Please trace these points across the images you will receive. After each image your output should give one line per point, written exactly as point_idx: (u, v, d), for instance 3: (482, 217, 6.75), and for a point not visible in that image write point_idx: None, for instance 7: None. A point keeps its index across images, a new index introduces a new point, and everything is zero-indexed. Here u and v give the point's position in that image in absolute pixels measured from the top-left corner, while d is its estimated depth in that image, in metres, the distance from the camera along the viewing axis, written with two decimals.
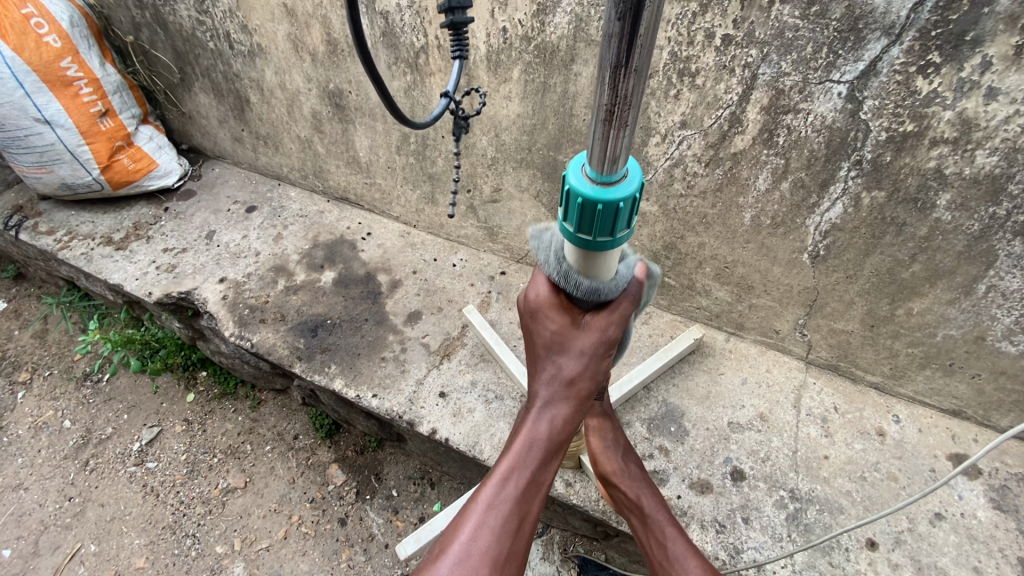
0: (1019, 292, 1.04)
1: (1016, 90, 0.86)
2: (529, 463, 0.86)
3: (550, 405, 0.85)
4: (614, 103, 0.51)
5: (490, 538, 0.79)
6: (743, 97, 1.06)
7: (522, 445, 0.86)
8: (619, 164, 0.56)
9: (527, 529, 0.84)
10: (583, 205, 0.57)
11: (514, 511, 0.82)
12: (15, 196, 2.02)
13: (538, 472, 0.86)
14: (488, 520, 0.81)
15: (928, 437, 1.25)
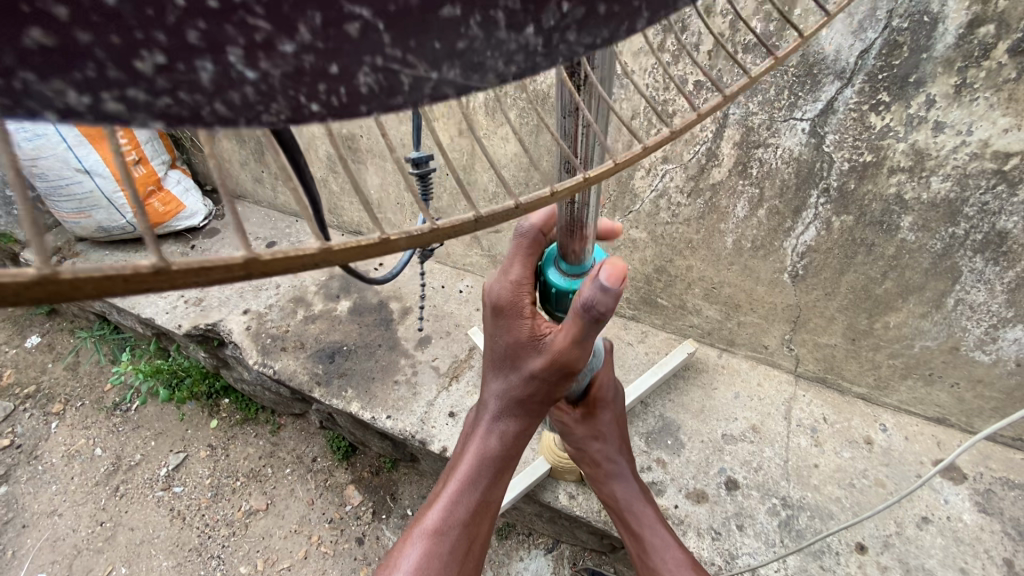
0: (985, 305, 1.12)
1: (959, 124, 0.95)
2: (479, 480, 0.96)
3: (498, 421, 0.95)
4: (573, 227, 0.74)
5: (437, 565, 0.89)
6: (717, 133, 1.17)
7: (471, 469, 0.96)
8: (584, 259, 0.81)
9: (477, 544, 0.96)
10: (561, 292, 0.83)
11: (463, 531, 0.93)
12: (54, 238, 2.18)
13: (487, 490, 0.97)
14: (439, 544, 0.91)
15: (913, 445, 1.31)
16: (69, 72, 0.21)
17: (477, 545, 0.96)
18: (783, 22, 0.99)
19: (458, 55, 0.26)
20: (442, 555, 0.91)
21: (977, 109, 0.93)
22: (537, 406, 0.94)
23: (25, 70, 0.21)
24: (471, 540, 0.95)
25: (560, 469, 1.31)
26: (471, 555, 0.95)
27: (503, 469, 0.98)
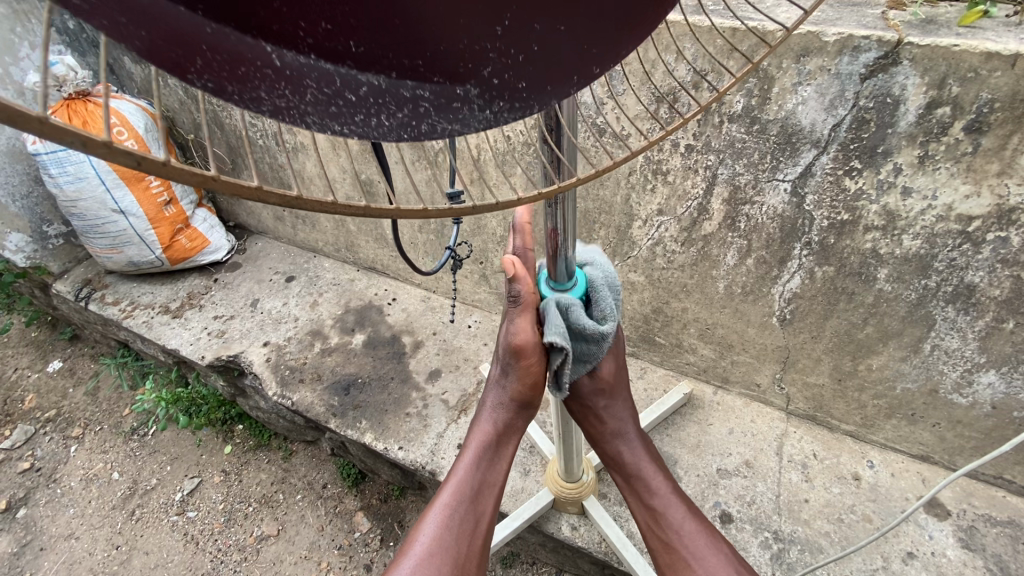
0: (959, 351, 1.20)
1: (925, 189, 1.06)
2: (480, 463, 0.99)
3: (498, 410, 1.00)
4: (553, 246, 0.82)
5: (448, 537, 0.94)
6: (707, 191, 1.28)
7: (473, 452, 1.00)
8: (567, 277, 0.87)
9: (483, 529, 0.97)
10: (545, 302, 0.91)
11: (469, 510, 0.96)
12: (84, 271, 2.31)
13: (489, 473, 0.99)
14: (446, 521, 0.95)
15: (899, 481, 1.38)
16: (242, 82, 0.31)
17: (483, 526, 0.97)
18: (764, 97, 1.10)
19: (461, 118, 0.37)
20: (450, 531, 0.94)
21: (940, 177, 1.03)
22: (528, 396, 0.97)
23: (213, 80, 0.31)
24: (478, 521, 0.96)
25: (562, 500, 1.38)
26: (479, 536, 0.96)
27: (505, 450, 1.01)
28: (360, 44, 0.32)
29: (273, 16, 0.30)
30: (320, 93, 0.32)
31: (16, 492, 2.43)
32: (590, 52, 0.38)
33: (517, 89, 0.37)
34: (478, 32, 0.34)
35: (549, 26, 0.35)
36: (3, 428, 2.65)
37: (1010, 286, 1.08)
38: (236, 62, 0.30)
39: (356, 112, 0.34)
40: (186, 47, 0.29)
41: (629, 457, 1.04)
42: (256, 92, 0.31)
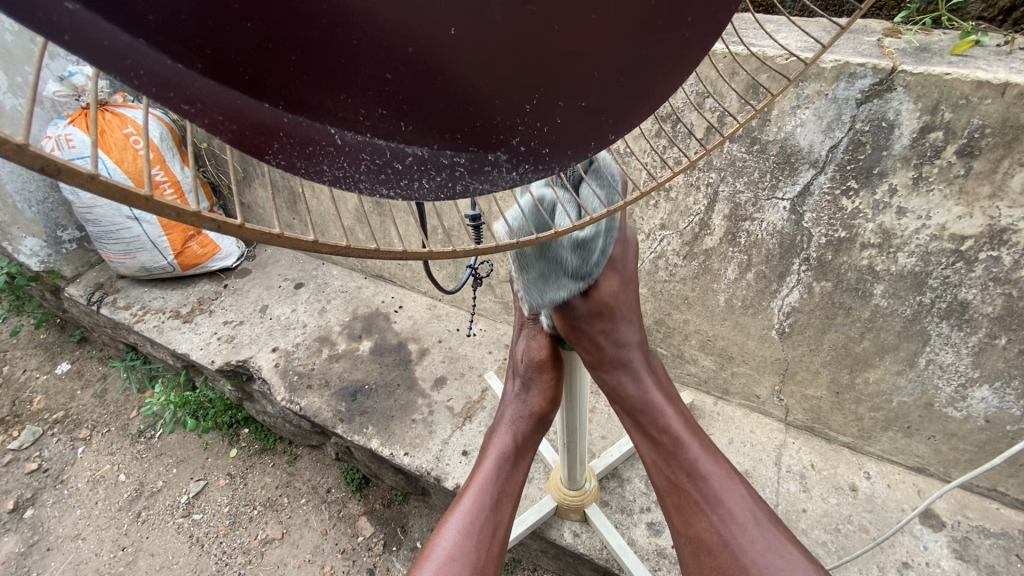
0: (953, 366, 1.23)
1: (919, 210, 1.10)
2: (498, 475, 1.04)
3: (515, 422, 1.08)
4: None
5: (469, 542, 0.96)
6: (709, 207, 1.32)
7: (492, 462, 1.05)
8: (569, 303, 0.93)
9: (501, 537, 1.00)
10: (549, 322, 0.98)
11: (489, 518, 0.99)
12: (97, 275, 2.35)
13: (507, 482, 1.04)
14: (467, 528, 0.98)
15: (895, 492, 1.41)
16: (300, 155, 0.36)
17: (500, 536, 1.00)
18: (764, 119, 1.14)
19: (491, 177, 0.42)
20: (470, 539, 0.96)
21: (933, 198, 1.07)
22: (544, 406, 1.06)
23: (276, 158, 0.35)
24: (496, 529, 1.00)
25: (564, 507, 1.41)
26: (497, 544, 0.99)
27: (521, 461, 1.07)
28: (410, 123, 0.38)
29: (339, 106, 0.36)
30: (372, 163, 0.39)
31: (24, 493, 2.46)
32: (603, 122, 0.44)
33: (541, 153, 0.43)
34: (508, 109, 0.40)
35: (570, 102, 0.42)
36: (11, 429, 2.69)
37: (1002, 303, 1.12)
38: (307, 143, 0.36)
39: (402, 177, 0.40)
40: (271, 133, 0.35)
41: (633, 392, 0.97)
42: (319, 166, 0.37)
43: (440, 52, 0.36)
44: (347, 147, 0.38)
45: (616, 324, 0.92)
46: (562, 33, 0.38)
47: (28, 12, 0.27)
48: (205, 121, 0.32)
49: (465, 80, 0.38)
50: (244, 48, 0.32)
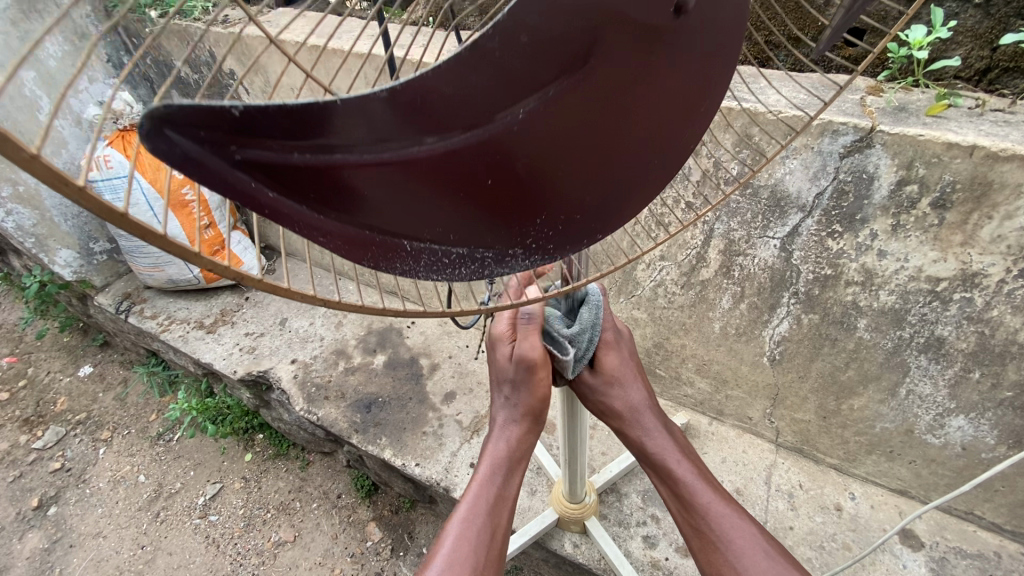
0: (931, 397, 1.32)
1: (897, 253, 1.19)
2: (495, 481, 1.11)
3: (507, 427, 1.13)
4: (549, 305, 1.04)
5: (469, 546, 1.04)
6: (705, 242, 1.42)
7: (488, 468, 1.11)
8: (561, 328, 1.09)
9: (499, 539, 1.08)
10: None
11: (486, 523, 1.06)
12: (125, 285, 2.47)
13: (504, 487, 1.11)
14: (467, 533, 1.05)
15: (878, 513, 1.49)
16: (380, 258, 0.45)
17: (501, 538, 1.08)
18: (755, 167, 1.24)
19: (509, 263, 0.51)
20: (471, 543, 1.04)
21: (911, 244, 1.16)
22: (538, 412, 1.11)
23: (367, 262, 0.45)
24: (496, 531, 1.07)
25: (566, 519, 1.50)
26: (497, 546, 1.07)
27: (518, 468, 1.13)
28: (458, 239, 0.47)
29: (412, 227, 0.44)
30: (431, 261, 0.47)
31: (48, 491, 2.58)
32: (596, 225, 0.52)
33: (547, 248, 0.51)
34: (526, 220, 0.48)
35: (578, 216, 0.50)
36: (36, 429, 2.81)
37: (975, 340, 1.21)
38: (390, 251, 0.45)
39: (450, 269, 0.48)
40: (357, 247, 0.44)
41: (654, 450, 1.06)
42: (393, 263, 0.46)
43: (487, 195, 0.45)
44: (412, 252, 0.46)
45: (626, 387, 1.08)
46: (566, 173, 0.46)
47: (219, 184, 0.36)
48: (329, 245, 0.43)
49: (498, 203, 0.45)
50: (345, 193, 0.41)
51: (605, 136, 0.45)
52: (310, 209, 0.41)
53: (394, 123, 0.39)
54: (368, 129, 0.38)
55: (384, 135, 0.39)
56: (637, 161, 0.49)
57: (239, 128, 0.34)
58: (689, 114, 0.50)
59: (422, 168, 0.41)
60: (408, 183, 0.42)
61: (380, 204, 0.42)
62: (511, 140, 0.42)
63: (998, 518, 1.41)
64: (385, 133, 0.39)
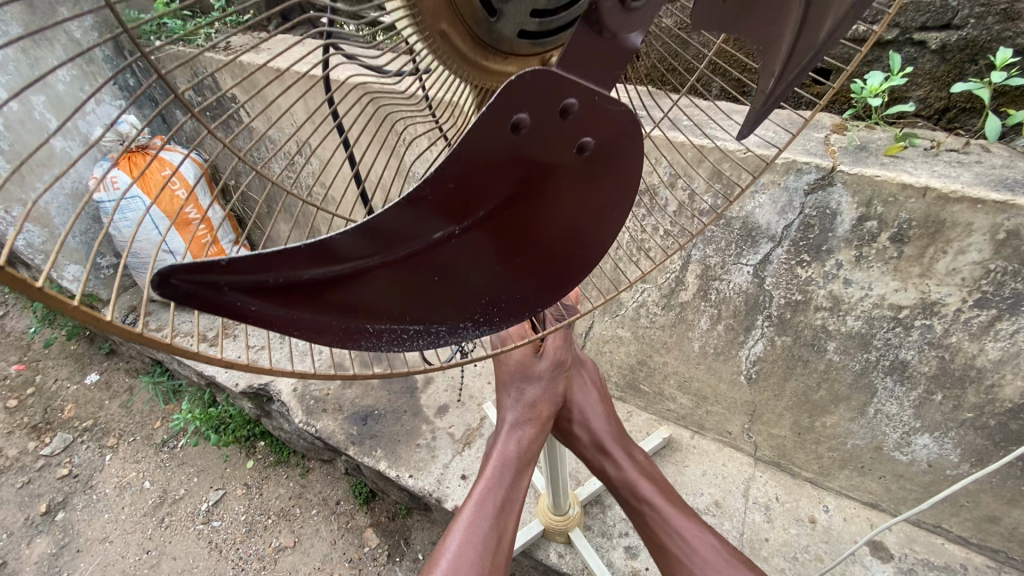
0: (897, 416, 1.39)
1: (861, 282, 1.25)
2: (503, 482, 1.13)
3: (518, 428, 1.17)
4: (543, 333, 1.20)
5: (474, 551, 1.04)
6: (683, 267, 1.49)
7: (495, 468, 1.14)
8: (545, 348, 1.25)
9: (505, 546, 1.09)
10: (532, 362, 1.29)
11: (492, 527, 1.08)
12: (131, 298, 2.55)
13: (511, 489, 1.14)
14: (472, 538, 1.05)
15: (851, 525, 1.56)
16: (349, 340, 0.57)
17: (505, 541, 1.09)
18: (728, 200, 1.30)
19: (460, 332, 0.62)
20: (477, 548, 1.05)
21: (873, 274, 1.23)
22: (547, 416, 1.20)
23: (340, 344, 0.57)
24: (500, 536, 1.08)
25: (551, 531, 1.57)
26: (501, 551, 1.07)
27: (524, 471, 1.16)
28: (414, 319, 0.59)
29: (373, 316, 0.56)
30: (390, 337, 0.59)
31: (56, 497, 2.66)
32: (533, 301, 0.64)
33: (492, 320, 0.63)
34: (469, 303, 0.60)
35: (516, 295, 0.61)
36: (44, 435, 2.90)
37: (936, 364, 1.27)
38: (355, 334, 0.57)
39: (407, 340, 0.60)
40: (329, 334, 0.55)
41: (613, 474, 1.20)
42: (360, 341, 0.58)
43: (433, 288, 0.56)
44: (375, 331, 0.58)
45: (588, 418, 1.24)
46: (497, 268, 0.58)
47: (217, 310, 0.46)
48: (308, 336, 0.54)
49: (443, 293, 0.57)
50: (318, 301, 0.52)
51: (530, 240, 0.57)
52: (295, 315, 0.51)
53: (351, 249, 0.49)
54: (335, 257, 0.49)
55: (348, 259, 0.50)
56: (562, 255, 0.60)
57: (231, 275, 0.44)
58: (616, 220, 0.59)
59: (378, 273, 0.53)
60: (368, 285, 0.53)
61: (346, 301, 0.53)
62: (446, 252, 0.54)
63: (965, 532, 1.47)
64: (347, 257, 0.49)
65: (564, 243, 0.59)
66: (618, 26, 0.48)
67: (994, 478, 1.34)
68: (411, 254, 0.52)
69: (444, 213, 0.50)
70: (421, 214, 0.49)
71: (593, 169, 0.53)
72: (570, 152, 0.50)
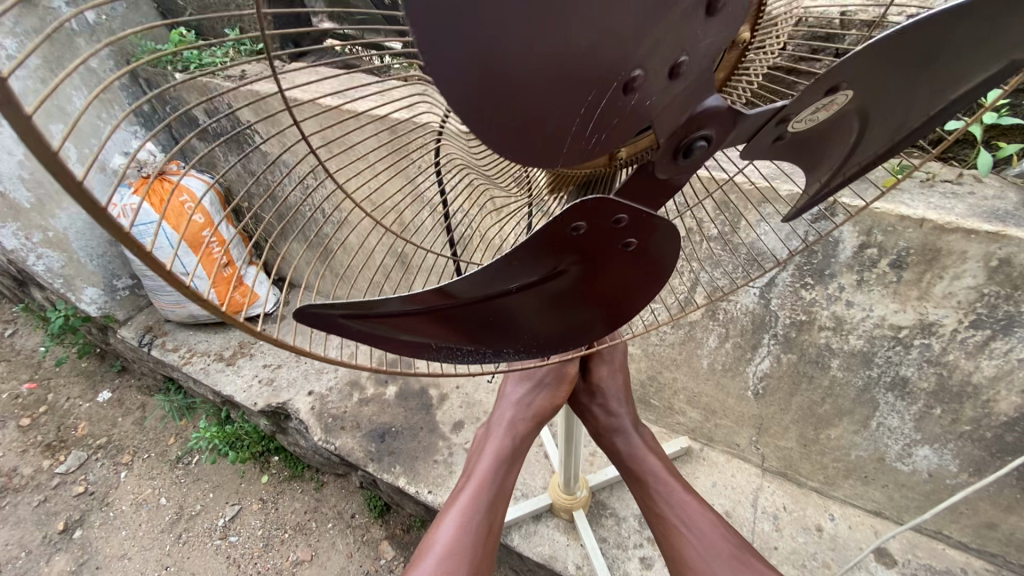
0: (898, 429, 1.46)
1: (863, 304, 1.32)
2: (497, 476, 1.19)
3: (515, 425, 1.25)
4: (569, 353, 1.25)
5: (466, 538, 1.10)
6: (691, 288, 1.56)
7: (490, 461, 1.20)
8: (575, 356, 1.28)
9: (493, 537, 1.14)
10: None
11: (485, 517, 1.14)
12: (145, 318, 2.59)
13: (504, 482, 1.20)
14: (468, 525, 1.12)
15: (856, 532, 1.63)
16: (415, 351, 0.68)
17: (493, 530, 1.15)
18: (735, 227, 1.37)
19: (504, 356, 0.72)
20: (472, 534, 1.11)
21: (874, 297, 1.30)
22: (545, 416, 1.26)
23: (407, 353, 0.69)
24: (492, 524, 1.14)
25: (558, 506, 1.68)
26: (492, 540, 1.14)
27: (515, 466, 1.22)
28: (469, 343, 0.69)
29: (435, 338, 0.67)
30: (448, 353, 0.70)
31: (73, 514, 2.70)
32: (568, 340, 0.72)
33: (533, 347, 0.72)
34: (514, 334, 0.69)
35: (554, 333, 0.70)
36: (59, 453, 2.94)
37: (935, 380, 1.34)
38: (418, 347, 0.68)
39: (460, 356, 0.71)
40: (400, 349, 0.68)
41: (624, 451, 1.26)
42: (423, 353, 0.69)
43: (486, 322, 0.65)
44: (434, 346, 0.68)
45: (608, 402, 1.28)
46: (541, 311, 0.66)
47: (316, 321, 0.58)
48: (379, 346, 0.66)
49: (491, 326, 0.66)
50: (390, 325, 0.62)
51: (570, 296, 0.64)
52: (371, 332, 0.63)
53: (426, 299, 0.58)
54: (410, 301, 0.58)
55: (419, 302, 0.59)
56: (596, 312, 0.68)
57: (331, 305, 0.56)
58: (644, 292, 0.65)
59: (440, 316, 0.62)
60: (433, 322, 0.63)
61: (414, 326, 0.63)
62: (501, 298, 0.62)
63: (965, 537, 1.54)
64: (423, 302, 0.59)
65: (601, 304, 0.66)
66: (669, 171, 0.54)
67: (991, 486, 1.41)
68: (470, 300, 0.60)
69: (504, 276, 0.58)
70: (486, 279, 0.57)
71: (636, 255, 0.60)
72: (616, 243, 0.57)
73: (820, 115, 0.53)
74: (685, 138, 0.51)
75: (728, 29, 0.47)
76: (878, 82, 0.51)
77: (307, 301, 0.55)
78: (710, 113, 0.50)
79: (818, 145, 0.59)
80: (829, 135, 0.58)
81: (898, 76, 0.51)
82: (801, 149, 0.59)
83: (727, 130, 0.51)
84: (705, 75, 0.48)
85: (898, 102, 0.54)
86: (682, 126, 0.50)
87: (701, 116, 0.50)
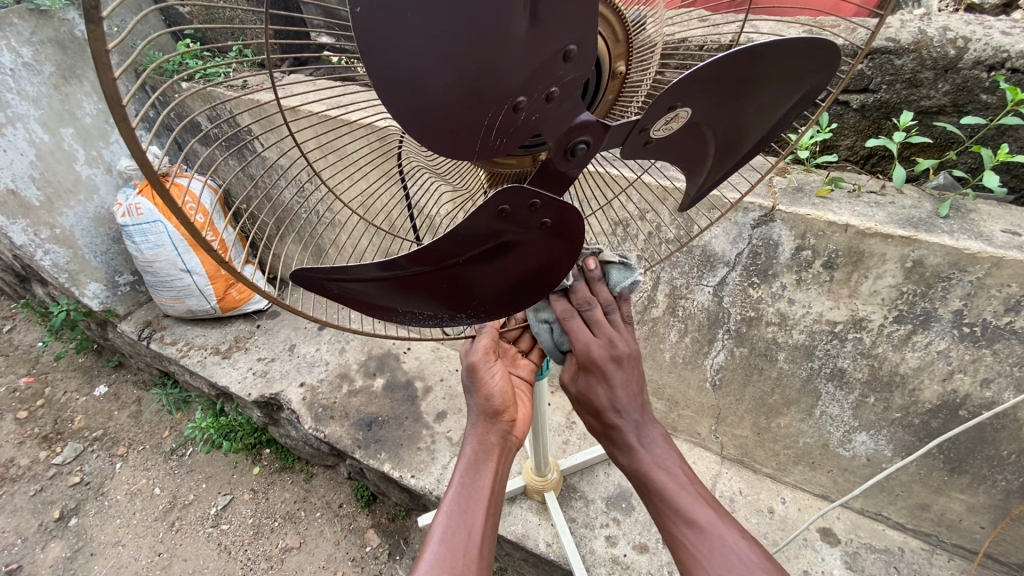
0: (839, 416, 1.60)
1: (801, 301, 1.47)
2: (464, 476, 1.06)
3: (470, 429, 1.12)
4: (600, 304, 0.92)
5: (448, 551, 0.95)
6: (653, 285, 1.71)
7: (460, 469, 1.07)
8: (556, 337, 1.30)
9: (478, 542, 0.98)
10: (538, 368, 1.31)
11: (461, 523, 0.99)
12: (144, 313, 2.71)
13: (476, 484, 1.04)
14: (445, 535, 0.98)
15: (804, 514, 1.77)
16: (384, 313, 0.83)
17: (476, 539, 0.97)
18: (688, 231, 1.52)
19: (457, 320, 0.88)
20: (450, 544, 0.96)
21: (811, 295, 1.45)
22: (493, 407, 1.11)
23: (376, 314, 0.82)
24: (471, 529, 0.98)
25: (530, 488, 1.81)
26: (477, 549, 0.97)
27: (487, 468, 1.07)
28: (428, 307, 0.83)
29: (399, 302, 0.81)
30: (412, 315, 0.85)
31: (68, 503, 2.79)
32: (509, 307, 0.87)
33: (481, 312, 0.87)
34: (463, 300, 0.83)
35: (497, 301, 0.85)
36: (55, 445, 3.03)
37: (867, 371, 1.48)
38: (385, 309, 0.82)
39: (422, 317, 0.86)
40: (372, 310, 0.82)
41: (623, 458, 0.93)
42: (390, 315, 0.84)
43: (440, 287, 0.79)
44: (401, 309, 0.83)
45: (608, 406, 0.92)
46: (484, 279, 0.79)
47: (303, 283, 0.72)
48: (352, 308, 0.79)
49: (443, 290, 0.80)
50: (361, 288, 0.76)
51: (507, 266, 0.78)
52: (346, 294, 0.76)
53: (386, 269, 0.72)
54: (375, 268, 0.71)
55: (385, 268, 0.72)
56: (531, 280, 0.81)
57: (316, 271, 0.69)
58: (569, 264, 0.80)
59: (403, 282, 0.76)
60: (397, 290, 0.78)
61: (381, 288, 0.76)
62: (450, 267, 0.76)
63: (901, 518, 1.68)
64: (387, 268, 0.72)
65: (534, 272, 0.80)
66: (564, 166, 0.68)
67: (920, 469, 1.56)
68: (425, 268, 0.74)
69: (450, 247, 0.71)
70: (436, 250, 0.71)
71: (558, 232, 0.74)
72: (536, 222, 0.71)
73: (672, 125, 0.70)
74: (569, 142, 0.66)
75: (588, 64, 0.62)
76: (707, 100, 0.68)
77: (300, 265, 0.68)
78: (585, 123, 0.65)
79: (686, 146, 0.76)
80: (690, 137, 0.75)
81: (720, 94, 0.68)
82: (671, 151, 0.76)
83: (602, 137, 0.67)
84: (577, 98, 0.64)
85: (731, 108, 0.71)
86: (563, 134, 0.65)
87: (579, 126, 0.65)
